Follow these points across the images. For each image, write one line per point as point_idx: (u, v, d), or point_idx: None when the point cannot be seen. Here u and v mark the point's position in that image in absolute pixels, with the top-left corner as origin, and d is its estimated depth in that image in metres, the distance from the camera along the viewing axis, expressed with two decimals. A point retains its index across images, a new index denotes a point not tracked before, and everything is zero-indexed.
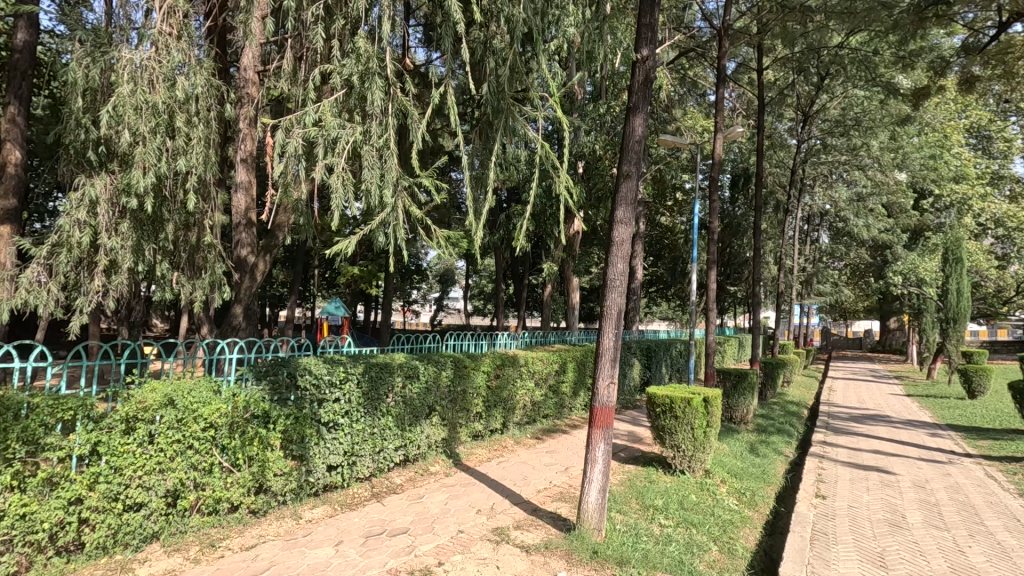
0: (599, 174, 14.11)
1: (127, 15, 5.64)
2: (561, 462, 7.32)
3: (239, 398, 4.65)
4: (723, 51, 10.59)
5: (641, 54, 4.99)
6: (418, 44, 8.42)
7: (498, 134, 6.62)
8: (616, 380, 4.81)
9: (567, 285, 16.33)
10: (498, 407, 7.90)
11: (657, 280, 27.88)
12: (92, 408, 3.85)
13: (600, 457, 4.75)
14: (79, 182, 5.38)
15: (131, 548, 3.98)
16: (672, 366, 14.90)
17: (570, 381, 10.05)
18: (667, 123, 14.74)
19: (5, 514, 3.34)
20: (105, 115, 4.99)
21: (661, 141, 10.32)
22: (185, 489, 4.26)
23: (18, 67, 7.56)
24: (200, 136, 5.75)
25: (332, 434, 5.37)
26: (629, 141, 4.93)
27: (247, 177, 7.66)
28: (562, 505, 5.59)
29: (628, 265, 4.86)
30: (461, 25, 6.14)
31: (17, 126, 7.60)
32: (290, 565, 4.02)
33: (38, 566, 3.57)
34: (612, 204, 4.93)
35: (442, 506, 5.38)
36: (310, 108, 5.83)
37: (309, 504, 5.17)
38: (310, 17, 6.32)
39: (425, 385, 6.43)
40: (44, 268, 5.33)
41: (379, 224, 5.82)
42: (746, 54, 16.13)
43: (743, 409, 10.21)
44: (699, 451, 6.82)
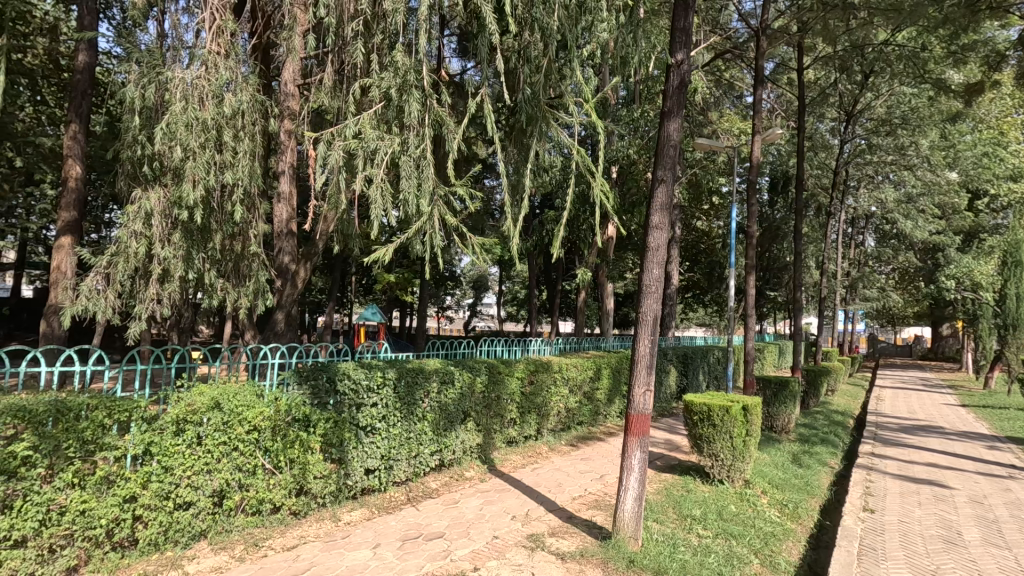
0: (634, 179, 13.99)
1: (180, 38, 5.97)
2: (596, 469, 7.25)
3: (281, 402, 4.79)
4: (761, 51, 10.35)
5: (675, 58, 4.93)
6: (452, 54, 8.56)
7: (532, 141, 6.69)
8: (653, 387, 4.75)
9: (602, 291, 16.21)
10: (532, 414, 7.90)
11: (694, 286, 27.39)
12: (146, 410, 4.03)
13: (636, 465, 4.70)
14: (135, 195, 5.64)
15: (181, 545, 4.14)
16: (710, 374, 14.59)
17: (605, 388, 9.97)
18: (703, 126, 14.51)
19: (67, 509, 3.56)
20: (159, 131, 5.27)
21: (697, 144, 10.16)
22: (230, 490, 4.42)
23: (80, 87, 8.00)
24: (246, 150, 5.97)
25: (370, 438, 5.47)
26: (664, 146, 4.88)
27: (289, 188, 7.92)
28: (598, 513, 5.54)
29: (664, 271, 4.80)
30: (496, 36, 6.20)
31: (79, 142, 8.03)
32: (330, 566, 4.12)
33: (95, 561, 3.74)
34: (647, 210, 4.90)
35: (477, 511, 5.41)
36: (349, 121, 5.99)
37: (347, 506, 5.27)
38: (350, 33, 6.53)
39: (459, 391, 6.49)
40: (103, 277, 5.63)
41: (416, 232, 5.93)
42: (785, 54, 15.78)
43: (784, 418, 9.92)
44: (738, 461, 6.66)
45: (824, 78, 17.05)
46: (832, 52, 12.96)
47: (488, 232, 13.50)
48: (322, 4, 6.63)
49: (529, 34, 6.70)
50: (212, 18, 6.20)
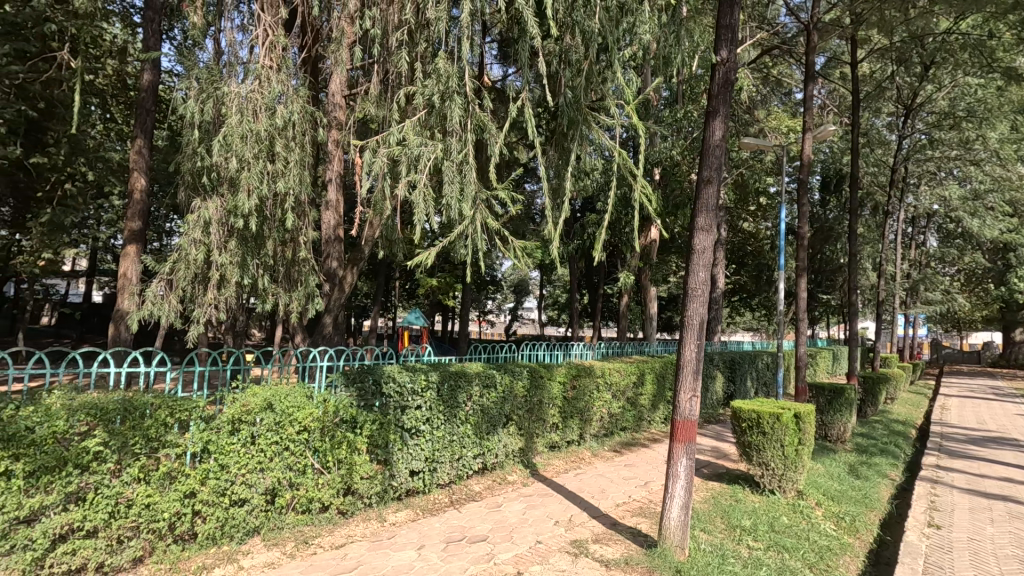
0: (677, 180, 13.73)
1: (236, 54, 6.26)
2: (640, 476, 7.12)
3: (330, 403, 4.93)
4: (812, 46, 9.99)
5: (719, 56, 4.82)
6: (494, 60, 8.64)
7: (573, 144, 6.68)
8: (699, 393, 4.64)
9: (645, 295, 15.95)
10: (575, 418, 7.84)
11: (741, 289, 26.58)
12: (203, 410, 4.22)
13: (682, 472, 4.60)
14: (195, 204, 5.95)
15: (236, 540, 4.31)
16: (759, 380, 14.12)
17: (649, 394, 9.79)
18: (750, 124, 14.09)
19: (134, 503, 3.78)
20: (217, 144, 5.54)
21: (744, 143, 9.87)
22: (282, 488, 4.58)
23: (145, 104, 8.48)
24: (297, 159, 6.19)
25: (414, 441, 5.55)
26: (708, 145, 4.78)
27: (336, 196, 8.15)
28: (642, 521, 5.44)
29: (711, 273, 4.69)
30: (537, 40, 6.21)
31: (144, 156, 8.51)
32: (376, 565, 4.20)
33: (159, 552, 3.94)
34: (692, 211, 4.80)
35: (520, 515, 5.41)
36: (394, 129, 6.14)
37: (393, 507, 5.36)
38: (395, 42, 6.70)
39: (501, 394, 6.52)
40: (166, 283, 5.96)
41: (458, 236, 6.01)
42: (837, 47, 15.19)
43: (839, 427, 9.49)
44: (790, 470, 6.41)
45: (880, 70, 16.30)
46: (888, 44, 12.40)
47: (529, 236, 13.53)
48: (367, 16, 6.83)
49: (570, 38, 6.69)
50: (265, 34, 6.49)
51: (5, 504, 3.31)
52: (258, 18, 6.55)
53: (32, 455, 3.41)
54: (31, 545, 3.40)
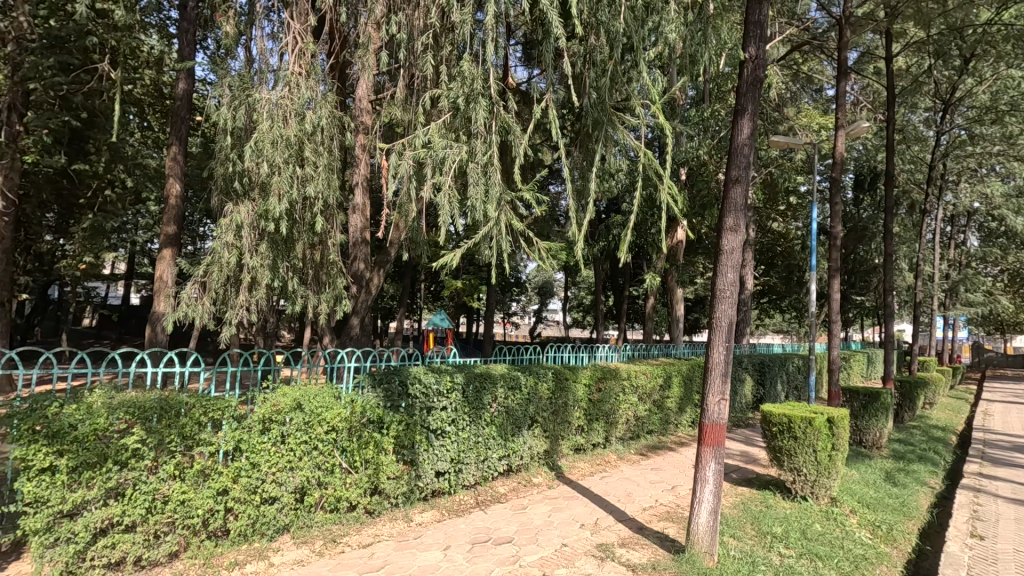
0: (704, 180, 13.54)
1: (266, 61, 6.41)
2: (668, 480, 7.03)
3: (357, 403, 5.00)
4: (844, 41, 9.75)
5: (747, 53, 4.74)
6: (518, 63, 8.67)
7: (598, 145, 6.65)
8: (728, 396, 4.56)
9: (671, 296, 15.75)
10: (600, 421, 7.78)
11: (770, 291, 26.05)
12: (236, 409, 4.32)
13: (711, 477, 4.52)
14: (227, 208, 6.10)
15: (267, 537, 4.40)
16: (790, 384, 13.81)
17: (676, 396, 9.66)
18: (779, 123, 13.80)
19: (169, 499, 3.89)
20: (249, 149, 5.67)
21: (773, 142, 9.67)
22: (311, 487, 4.65)
23: (179, 112, 8.74)
24: (325, 163, 6.30)
25: (440, 441, 5.58)
26: (736, 145, 4.70)
27: (363, 199, 8.26)
28: (670, 525, 5.37)
29: (739, 275, 4.60)
30: (562, 40, 6.18)
31: (179, 162, 8.76)
32: (403, 565, 4.23)
33: (194, 547, 4.05)
34: (720, 212, 4.72)
35: (546, 517, 5.39)
36: (419, 132, 6.19)
37: (419, 507, 5.40)
38: (420, 46, 6.78)
39: (526, 396, 6.51)
40: (199, 285, 6.13)
41: (483, 238, 6.02)
42: (871, 42, 14.79)
43: (875, 433, 9.21)
44: (823, 477, 6.24)
45: (916, 65, 15.81)
46: (924, 38, 12.01)
47: (553, 238, 13.51)
48: (394, 22, 6.92)
49: (595, 38, 6.66)
50: (295, 42, 6.64)
51: (50, 498, 3.46)
52: (287, 25, 6.71)
53: (75, 452, 3.55)
54: (74, 538, 3.54)
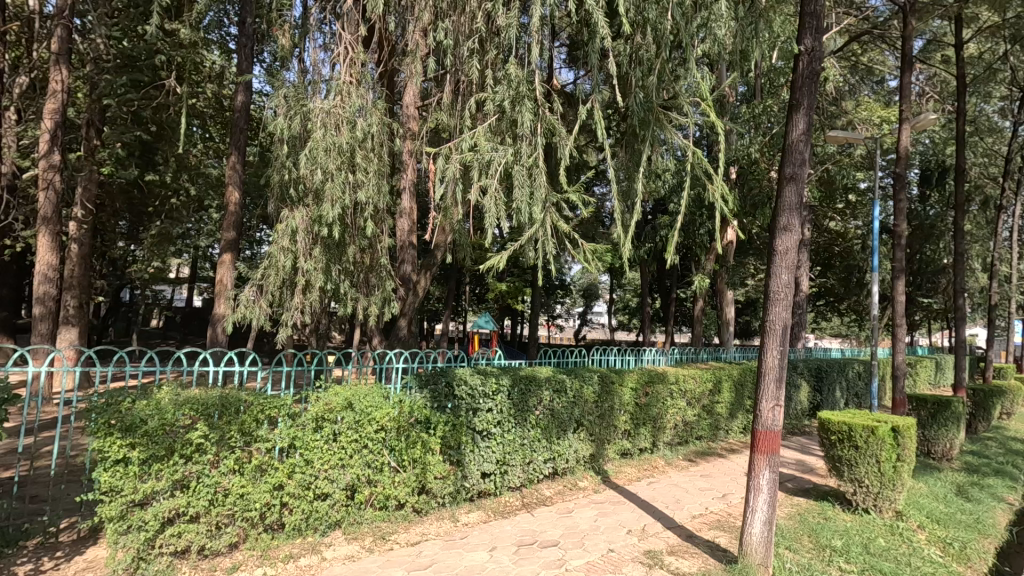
0: (756, 178, 13.10)
1: (319, 72, 6.67)
2: (718, 487, 6.82)
3: (405, 404, 5.09)
4: (909, 28, 9.23)
5: (802, 46, 4.57)
6: (563, 65, 8.66)
7: (645, 145, 6.54)
8: (783, 402, 4.39)
9: (721, 299, 15.31)
10: (647, 426, 7.65)
11: (828, 293, 24.91)
12: (291, 407, 4.48)
13: (764, 486, 4.36)
14: (283, 214, 6.35)
15: (319, 532, 4.54)
16: (850, 391, 13.17)
17: (726, 402, 9.38)
18: (837, 117, 13.19)
19: (230, 492, 4.08)
20: (304, 157, 5.89)
21: (830, 137, 9.25)
22: (361, 485, 4.78)
23: (238, 124, 9.17)
24: (375, 169, 6.47)
25: (486, 443, 5.62)
26: (791, 141, 4.53)
27: (410, 204, 8.43)
28: (721, 535, 5.20)
29: (794, 276, 4.43)
30: (608, 40, 6.12)
31: (238, 171, 9.18)
32: (450, 565, 4.27)
33: (252, 539, 4.24)
34: (774, 211, 4.56)
35: (592, 522, 5.34)
36: (466, 135, 6.26)
37: (465, 507, 5.45)
38: (466, 52, 6.88)
39: (572, 400, 6.47)
40: (257, 288, 6.41)
41: (529, 240, 6.03)
42: (937, 28, 13.96)
43: (945, 444, 8.64)
44: (887, 489, 5.92)
45: (990, 51, 14.79)
46: (999, 22, 11.24)
47: (599, 239, 13.38)
48: (440, 28, 7.05)
49: (641, 37, 6.57)
50: (346, 52, 6.91)
51: (123, 487, 3.70)
52: (339, 37, 6.98)
53: (145, 445, 3.78)
54: (144, 526, 3.77)
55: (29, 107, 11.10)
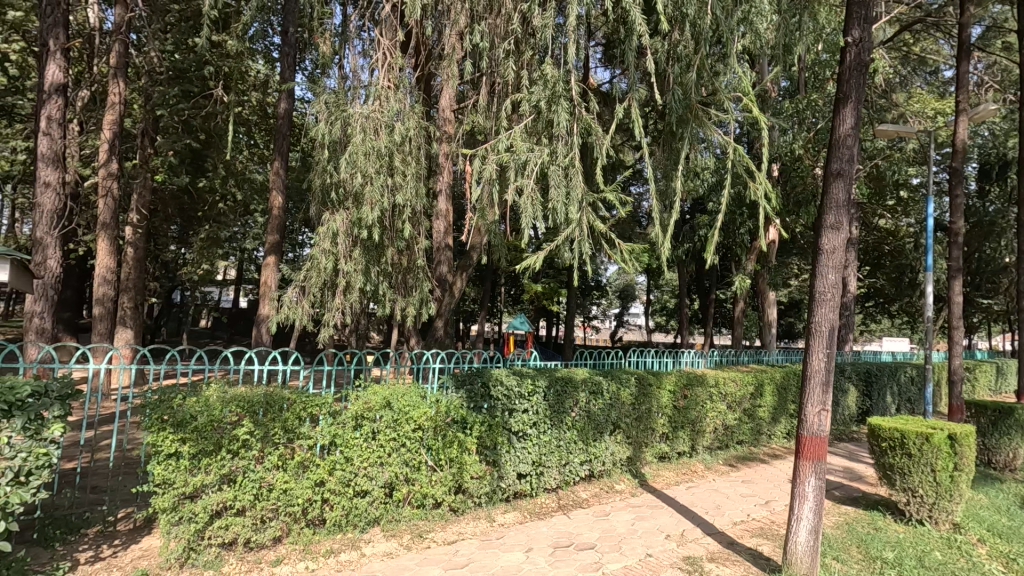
0: (800, 176, 12.68)
1: (358, 78, 6.82)
2: (761, 494, 6.63)
3: (442, 403, 5.14)
4: (966, 15, 8.75)
5: (850, 37, 4.40)
6: (599, 64, 8.60)
7: (684, 143, 6.42)
8: (830, 407, 4.24)
9: (763, 300, 14.89)
10: (685, 429, 7.50)
11: (877, 293, 23.89)
12: (332, 406, 4.58)
13: (810, 493, 4.22)
14: (325, 217, 6.51)
15: (359, 528, 4.63)
16: (902, 396, 12.58)
17: (768, 406, 9.11)
18: (887, 110, 12.64)
19: (274, 487, 4.22)
20: (344, 161, 6.04)
21: (879, 131, 8.87)
22: (399, 483, 4.85)
23: (281, 130, 9.45)
24: (413, 172, 6.59)
25: (522, 444, 5.63)
26: (837, 137, 4.38)
27: (447, 206, 8.52)
28: (764, 543, 5.06)
29: (842, 276, 4.27)
30: (646, 38, 6.03)
31: (281, 176, 9.46)
32: (486, 564, 4.29)
33: (295, 533, 4.36)
34: (820, 208, 4.41)
35: (629, 526, 5.27)
36: (502, 136, 6.28)
37: (501, 508, 5.46)
38: (502, 54, 6.92)
39: (608, 402, 6.41)
40: (299, 289, 6.60)
41: (565, 240, 6.00)
42: (997, 14, 13.20)
43: (1007, 453, 8.16)
44: (943, 500, 5.63)
45: None
46: None
47: (635, 239, 13.23)
48: (476, 31, 7.10)
49: (679, 33, 6.47)
50: (384, 58, 7.05)
51: (175, 480, 3.86)
52: (377, 43, 7.13)
53: (195, 440, 3.94)
54: (194, 518, 3.93)
55: (90, 119, 11.73)
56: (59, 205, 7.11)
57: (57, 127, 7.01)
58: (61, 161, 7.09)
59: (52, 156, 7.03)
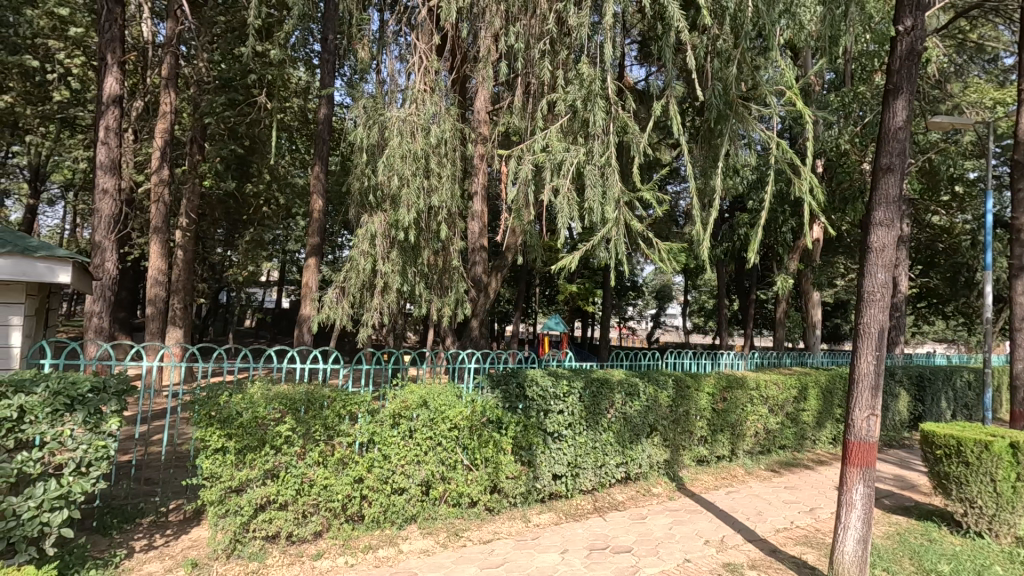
0: (846, 171, 12.22)
1: (395, 82, 6.94)
2: (805, 501, 6.41)
3: (477, 403, 5.17)
4: None
5: (902, 26, 4.22)
6: (634, 62, 8.50)
7: (723, 140, 6.28)
8: (879, 412, 4.06)
9: (807, 300, 14.40)
10: (725, 433, 7.32)
11: (931, 294, 22.77)
12: (370, 404, 4.67)
13: (858, 501, 4.06)
14: (363, 219, 6.64)
15: (396, 525, 4.70)
16: (957, 401, 11.97)
17: (813, 410, 8.81)
18: (941, 101, 12.03)
19: (315, 483, 4.33)
20: (382, 164, 6.15)
21: (933, 123, 8.42)
22: (435, 481, 4.90)
23: (322, 135, 9.70)
24: (448, 174, 6.66)
25: (557, 445, 5.61)
26: (887, 131, 4.20)
27: (482, 207, 8.58)
28: (808, 551, 4.89)
29: (892, 276, 4.09)
30: (684, 33, 5.92)
31: (321, 180, 9.71)
32: (522, 565, 4.29)
33: (334, 528, 4.46)
34: (868, 204, 4.24)
35: (666, 530, 5.18)
36: (538, 136, 6.28)
37: (537, 508, 5.46)
38: (538, 54, 6.92)
39: (645, 404, 6.32)
40: (339, 290, 6.75)
41: (601, 240, 5.91)
42: None
43: None
44: (1005, 511, 5.31)
45: None
46: None
47: (672, 239, 13.02)
48: (511, 32, 7.11)
49: (718, 27, 6.32)
50: (420, 62, 7.16)
51: (222, 474, 4.01)
52: (413, 47, 7.24)
53: (241, 436, 4.08)
54: (240, 511, 4.08)
55: (143, 128, 12.31)
56: (116, 210, 7.49)
57: (114, 136, 7.38)
58: (118, 169, 7.47)
59: (110, 164, 7.41)
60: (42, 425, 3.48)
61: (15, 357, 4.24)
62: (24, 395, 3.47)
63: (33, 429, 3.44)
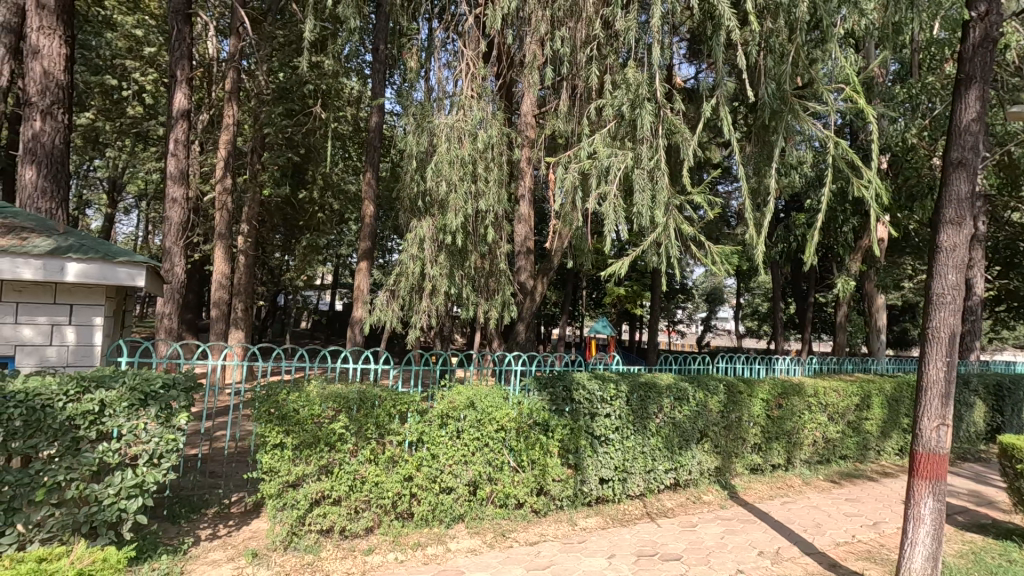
0: (913, 167, 11.52)
1: (443, 89, 7.08)
2: (868, 514, 6.09)
3: (524, 405, 5.18)
4: None
5: (975, 12, 3.97)
6: (684, 60, 8.34)
7: (777, 139, 6.08)
8: (950, 420, 3.83)
9: (870, 303, 13.67)
10: (780, 441, 7.05)
11: (1012, 296, 21.14)
12: (419, 404, 4.76)
13: (927, 515, 3.83)
14: (413, 224, 6.79)
15: (444, 523, 4.79)
16: None
17: (877, 419, 8.36)
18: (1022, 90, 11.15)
19: (366, 480, 4.47)
20: (430, 170, 6.29)
21: (1011, 115, 7.80)
22: (482, 481, 4.95)
23: (373, 143, 9.99)
24: (495, 179, 6.74)
25: (604, 448, 5.56)
26: (958, 124, 3.96)
27: (528, 210, 8.63)
28: (871, 567, 4.65)
29: (965, 277, 3.84)
30: (736, 31, 5.74)
31: (372, 186, 9.98)
32: (568, 567, 4.29)
33: (385, 525, 4.60)
34: (936, 202, 4.00)
35: (718, 539, 5.05)
36: (584, 143, 6.26)
37: (584, 512, 5.43)
38: (585, 59, 6.93)
39: (695, 409, 6.17)
40: (389, 293, 6.89)
41: (651, 244, 5.81)
42: None
43: None
44: None
45: None
46: None
47: (724, 240, 12.66)
48: (558, 37, 7.13)
49: (772, 23, 6.12)
50: (468, 69, 7.27)
51: (280, 469, 4.20)
52: (461, 55, 7.37)
53: (298, 432, 4.27)
54: (297, 504, 4.25)
55: (208, 140, 13.02)
56: (184, 219, 8.04)
57: (182, 148, 7.83)
58: (185, 179, 7.93)
59: (178, 174, 7.86)
60: (120, 417, 3.74)
61: (97, 355, 4.55)
62: (104, 389, 3.72)
63: (112, 422, 3.71)
